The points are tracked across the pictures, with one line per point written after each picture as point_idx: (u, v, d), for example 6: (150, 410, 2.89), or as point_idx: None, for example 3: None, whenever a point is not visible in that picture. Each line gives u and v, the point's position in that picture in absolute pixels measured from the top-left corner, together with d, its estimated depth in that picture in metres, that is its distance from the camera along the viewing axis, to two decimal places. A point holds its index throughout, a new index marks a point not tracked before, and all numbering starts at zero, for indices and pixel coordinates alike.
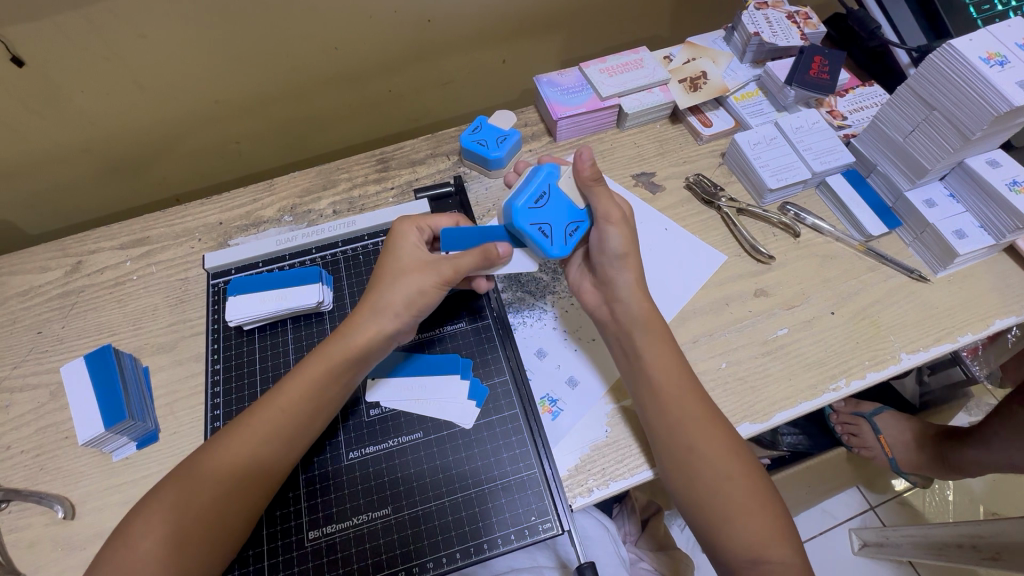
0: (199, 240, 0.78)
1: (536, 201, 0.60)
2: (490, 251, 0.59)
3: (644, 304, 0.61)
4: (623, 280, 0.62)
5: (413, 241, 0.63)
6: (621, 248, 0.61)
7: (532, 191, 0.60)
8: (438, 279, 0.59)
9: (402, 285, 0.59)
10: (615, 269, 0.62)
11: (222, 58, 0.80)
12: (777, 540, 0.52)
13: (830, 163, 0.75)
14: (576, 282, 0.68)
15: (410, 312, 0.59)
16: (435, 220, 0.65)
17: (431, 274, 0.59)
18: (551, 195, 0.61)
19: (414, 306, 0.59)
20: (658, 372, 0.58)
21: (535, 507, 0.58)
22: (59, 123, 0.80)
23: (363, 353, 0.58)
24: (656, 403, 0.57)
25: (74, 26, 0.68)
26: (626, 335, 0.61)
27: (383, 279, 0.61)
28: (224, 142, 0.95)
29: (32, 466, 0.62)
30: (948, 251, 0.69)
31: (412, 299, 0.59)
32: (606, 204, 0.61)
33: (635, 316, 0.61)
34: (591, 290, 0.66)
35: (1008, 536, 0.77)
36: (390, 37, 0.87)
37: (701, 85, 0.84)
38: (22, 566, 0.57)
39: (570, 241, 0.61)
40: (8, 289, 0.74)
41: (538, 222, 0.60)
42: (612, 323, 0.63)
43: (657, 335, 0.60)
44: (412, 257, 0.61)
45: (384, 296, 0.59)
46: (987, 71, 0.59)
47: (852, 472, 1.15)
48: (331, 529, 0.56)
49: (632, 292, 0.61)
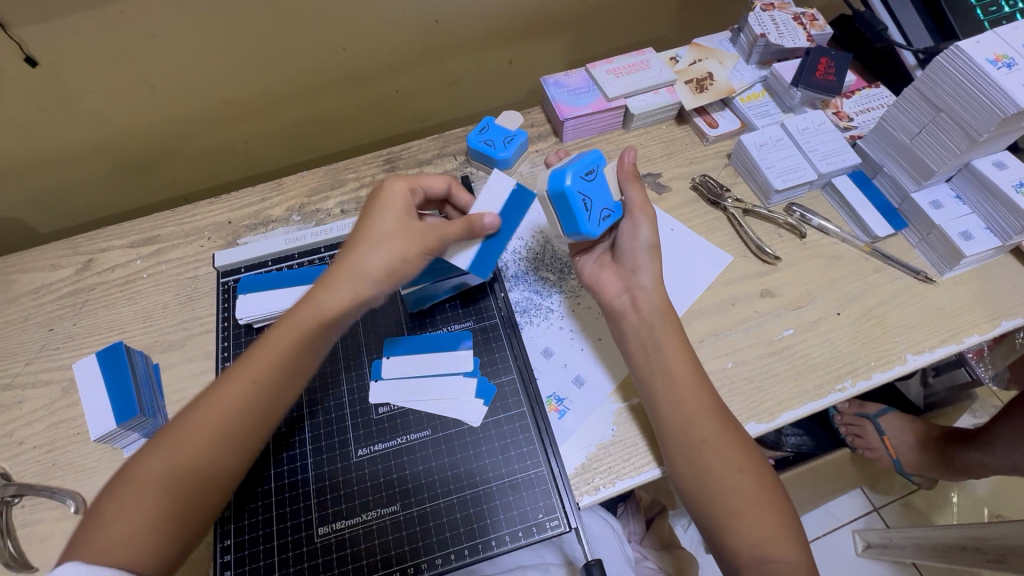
0: (208, 239, 0.78)
1: (588, 175, 0.60)
2: (476, 224, 0.59)
3: (664, 296, 0.63)
4: (649, 269, 0.63)
5: (398, 202, 0.61)
6: (652, 240, 0.63)
7: (585, 164, 0.59)
8: (422, 248, 0.58)
9: (382, 248, 0.58)
10: (642, 258, 0.63)
11: (231, 59, 0.81)
12: (782, 540, 0.52)
13: (835, 164, 0.75)
14: (595, 274, 0.67)
15: (390, 279, 0.58)
16: (426, 181, 0.66)
17: (413, 241, 0.58)
18: (598, 175, 0.61)
19: (394, 273, 0.58)
20: (676, 362, 0.59)
21: (543, 505, 0.58)
22: (70, 122, 0.80)
23: (335, 319, 0.57)
24: (664, 402, 0.58)
25: (87, 27, 0.69)
26: (648, 324, 0.61)
27: (364, 237, 0.59)
28: (232, 142, 0.96)
29: (44, 461, 0.63)
30: (954, 252, 0.69)
31: (393, 265, 0.58)
32: (640, 196, 0.63)
33: (658, 305, 0.62)
34: (613, 279, 0.66)
35: (1013, 538, 0.78)
36: (398, 38, 0.88)
37: (707, 86, 0.84)
38: (34, 560, 0.58)
39: (604, 224, 0.62)
40: (20, 286, 0.75)
41: (584, 194, 0.59)
42: (634, 313, 0.63)
43: (674, 326, 0.61)
44: (394, 217, 0.60)
45: (361, 259, 0.57)
46: (994, 72, 0.59)
47: (857, 474, 1.15)
48: (341, 525, 0.57)
49: (655, 281, 0.63)
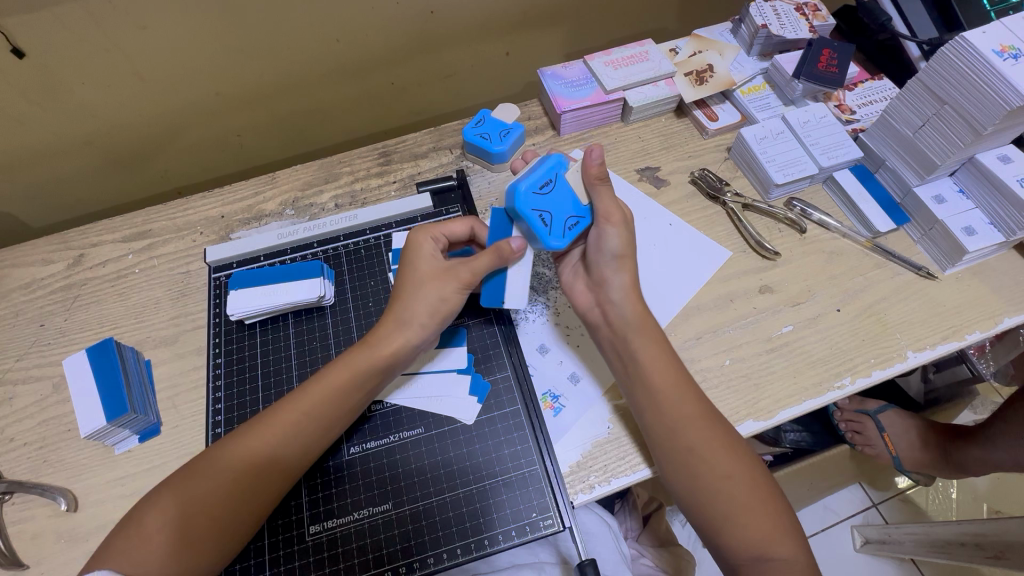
0: (201, 233, 0.77)
1: (540, 189, 0.61)
2: (504, 251, 0.59)
3: (639, 306, 0.61)
4: (618, 281, 0.61)
5: (427, 251, 0.61)
6: (620, 249, 0.61)
7: (540, 175, 0.61)
8: (459, 284, 0.59)
9: (423, 293, 0.59)
10: (609, 270, 0.62)
11: (224, 50, 0.79)
12: (777, 540, 0.52)
13: (836, 158, 0.74)
14: (569, 284, 0.67)
15: (435, 320, 0.59)
16: (447, 226, 0.64)
17: (451, 281, 0.59)
18: (556, 183, 0.62)
19: (437, 314, 0.59)
20: (656, 373, 0.58)
21: (537, 503, 0.57)
22: (61, 114, 0.79)
23: (389, 361, 0.58)
24: (651, 405, 0.57)
25: (75, 18, 0.67)
26: (620, 336, 0.60)
27: (401, 290, 0.60)
28: (226, 134, 0.95)
29: (36, 458, 0.62)
30: (956, 248, 0.68)
31: (435, 307, 0.59)
32: (608, 203, 0.61)
33: (631, 317, 0.61)
34: (584, 291, 0.65)
35: (1012, 535, 0.77)
36: (393, 29, 0.86)
37: (707, 78, 0.83)
38: (26, 557, 0.57)
39: (570, 232, 0.61)
40: (11, 281, 0.74)
41: (538, 208, 0.60)
42: (606, 326, 0.62)
43: (653, 338, 0.60)
44: (430, 267, 0.61)
45: (406, 306, 0.59)
46: (1000, 64, 0.58)
47: (856, 470, 1.15)
48: (333, 524, 0.56)
49: (626, 294, 0.61)
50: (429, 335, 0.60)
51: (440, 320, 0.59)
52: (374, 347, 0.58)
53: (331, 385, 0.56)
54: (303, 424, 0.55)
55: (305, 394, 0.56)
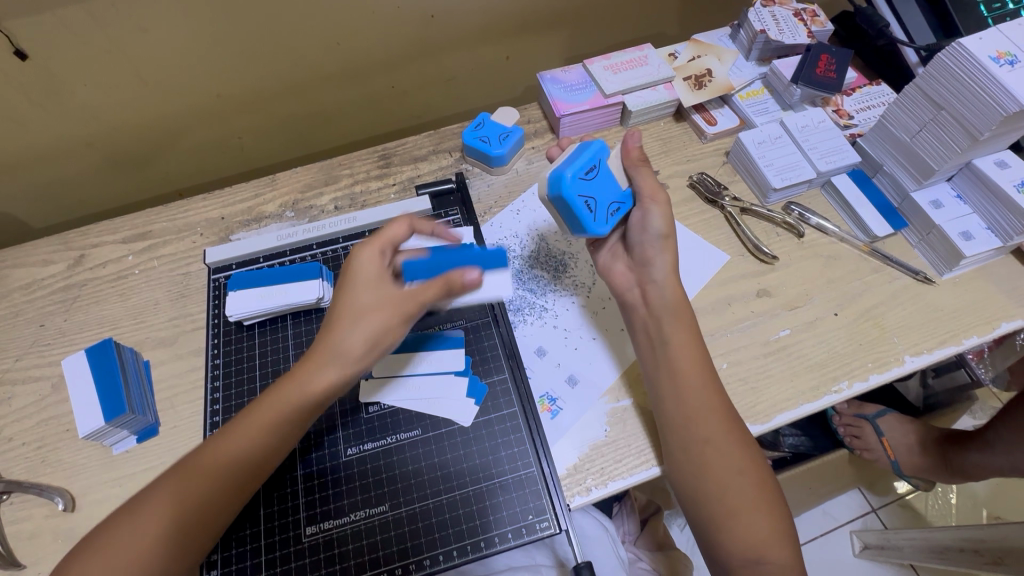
0: (201, 235, 0.78)
1: (587, 173, 0.60)
2: (455, 282, 0.54)
3: (677, 289, 0.62)
4: (661, 261, 0.62)
5: (371, 272, 0.56)
6: (664, 230, 0.63)
7: (584, 162, 0.59)
8: (403, 319, 0.55)
9: (360, 322, 0.54)
10: (654, 251, 0.63)
11: (225, 53, 0.80)
12: (775, 543, 0.52)
13: (834, 162, 0.74)
14: (607, 265, 0.67)
15: (374, 353, 0.54)
16: (391, 233, 0.59)
17: (389, 311, 0.54)
18: (600, 170, 0.61)
19: (377, 343, 0.54)
20: (683, 360, 0.58)
21: (533, 506, 0.57)
22: (63, 116, 0.80)
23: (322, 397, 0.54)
24: (674, 392, 0.57)
25: (77, 19, 0.68)
26: (656, 318, 0.61)
27: (339, 317, 0.55)
28: (227, 137, 0.95)
29: (33, 458, 0.62)
30: (954, 253, 0.68)
31: (372, 338, 0.54)
32: (652, 184, 0.63)
33: (669, 300, 0.61)
34: (624, 272, 0.66)
35: (1011, 540, 0.77)
36: (393, 33, 0.87)
37: (706, 82, 0.83)
38: (22, 558, 0.57)
39: (612, 218, 0.62)
40: (11, 281, 0.74)
41: (585, 195, 0.59)
42: (644, 306, 0.63)
43: (687, 322, 0.60)
44: (370, 288, 0.56)
45: (337, 340, 0.54)
46: (997, 70, 0.58)
47: (855, 475, 1.14)
48: (329, 525, 0.57)
49: (668, 276, 0.62)
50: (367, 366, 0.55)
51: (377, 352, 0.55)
52: (303, 383, 0.53)
53: (282, 398, 0.53)
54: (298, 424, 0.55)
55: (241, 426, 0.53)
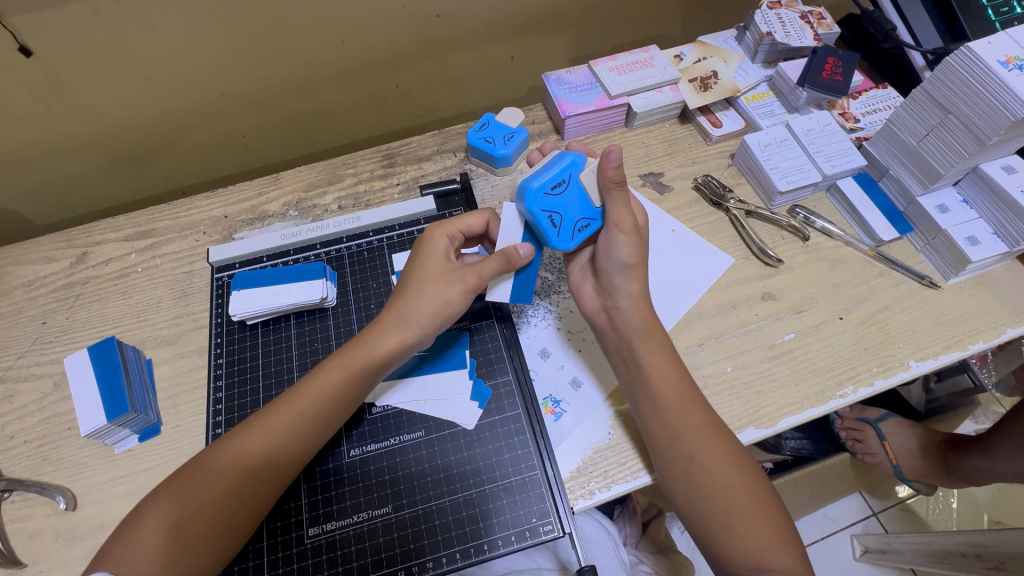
0: (204, 233, 0.78)
1: (554, 188, 0.58)
2: (511, 255, 0.58)
3: (644, 315, 0.61)
4: (629, 291, 0.61)
5: (441, 248, 0.61)
6: (630, 258, 0.60)
7: (552, 175, 0.58)
8: (463, 288, 0.58)
9: (428, 294, 0.58)
10: (620, 278, 0.61)
11: (230, 51, 0.80)
12: (778, 550, 0.51)
13: (841, 166, 0.74)
14: (577, 285, 0.66)
15: (435, 322, 0.58)
16: (464, 222, 0.64)
17: (456, 284, 0.58)
18: (569, 184, 0.59)
19: (440, 315, 0.58)
20: (661, 383, 0.57)
21: (536, 509, 0.57)
22: (67, 113, 0.79)
23: (384, 360, 0.57)
24: (655, 412, 0.57)
25: (82, 16, 0.68)
26: (626, 343, 0.60)
27: (409, 286, 0.59)
28: (230, 135, 0.95)
29: (35, 456, 0.62)
30: (959, 257, 0.68)
31: (438, 310, 0.58)
32: (621, 210, 0.59)
33: (635, 325, 0.60)
34: (592, 295, 0.65)
35: (1013, 546, 0.77)
36: (398, 32, 0.87)
37: (711, 84, 0.83)
38: (23, 556, 0.57)
39: (576, 237, 0.60)
40: (13, 278, 0.74)
41: (549, 209, 0.58)
42: (611, 331, 0.62)
43: (658, 345, 0.59)
44: (440, 265, 0.60)
45: (408, 306, 0.58)
46: (1005, 74, 0.58)
47: (856, 479, 1.14)
48: (332, 526, 0.56)
49: (633, 303, 0.61)
50: (427, 335, 0.59)
51: (439, 322, 0.58)
52: (367, 345, 0.57)
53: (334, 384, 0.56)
54: (308, 426, 0.55)
55: (300, 393, 0.56)
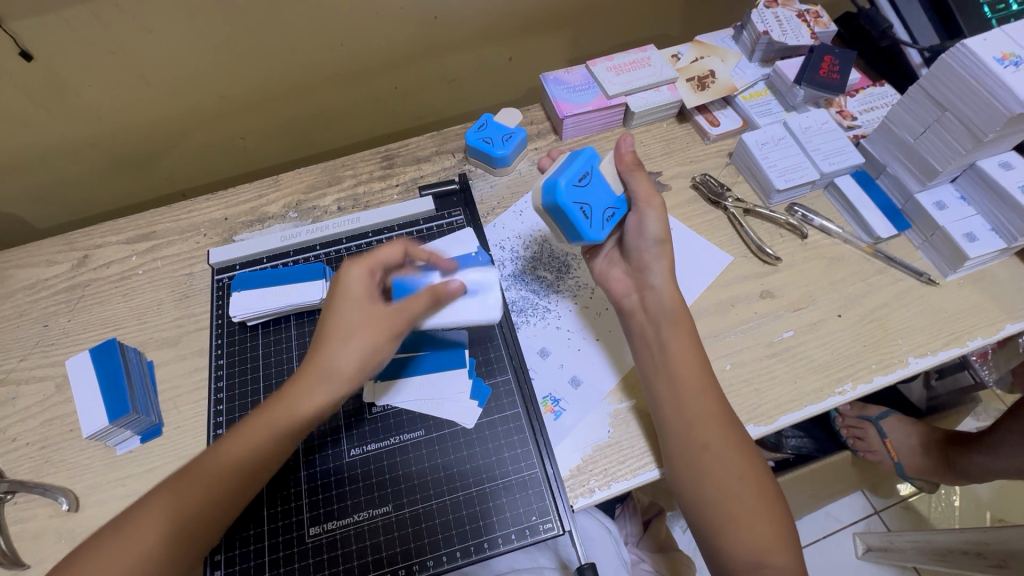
0: (204, 235, 0.78)
1: (579, 181, 0.59)
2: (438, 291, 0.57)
3: (674, 295, 0.62)
4: (658, 267, 0.62)
5: (357, 290, 0.57)
6: (660, 234, 0.63)
7: (576, 169, 0.59)
8: (389, 337, 0.55)
9: (351, 344, 0.55)
10: (650, 255, 0.63)
11: (229, 53, 0.80)
12: (777, 545, 0.52)
13: (838, 164, 0.74)
14: (604, 272, 0.67)
15: (364, 373, 0.55)
16: (383, 255, 0.60)
17: (381, 333, 0.55)
18: (591, 177, 0.61)
19: (365, 366, 0.55)
20: (682, 365, 0.58)
21: (537, 507, 0.57)
22: (67, 116, 0.80)
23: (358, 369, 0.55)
24: (671, 395, 0.57)
25: (83, 20, 0.68)
26: (654, 324, 0.61)
27: (328, 336, 0.56)
28: (230, 138, 0.95)
29: (37, 458, 0.62)
30: (958, 253, 0.68)
31: (365, 359, 0.55)
32: (646, 187, 0.63)
33: (665, 304, 0.61)
34: (622, 278, 0.66)
35: (1014, 543, 0.77)
36: (397, 34, 0.87)
37: (709, 83, 0.83)
38: (26, 557, 0.57)
39: (609, 223, 0.62)
40: (16, 282, 0.74)
41: (580, 201, 0.59)
42: (642, 312, 0.62)
43: (684, 328, 0.60)
44: (360, 310, 0.56)
45: (328, 360, 0.54)
46: (1000, 70, 0.58)
47: (858, 476, 1.14)
48: (333, 526, 0.57)
49: (665, 280, 0.62)
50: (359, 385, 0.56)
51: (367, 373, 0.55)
52: (340, 355, 0.55)
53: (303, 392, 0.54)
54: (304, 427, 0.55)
55: (276, 401, 0.54)
